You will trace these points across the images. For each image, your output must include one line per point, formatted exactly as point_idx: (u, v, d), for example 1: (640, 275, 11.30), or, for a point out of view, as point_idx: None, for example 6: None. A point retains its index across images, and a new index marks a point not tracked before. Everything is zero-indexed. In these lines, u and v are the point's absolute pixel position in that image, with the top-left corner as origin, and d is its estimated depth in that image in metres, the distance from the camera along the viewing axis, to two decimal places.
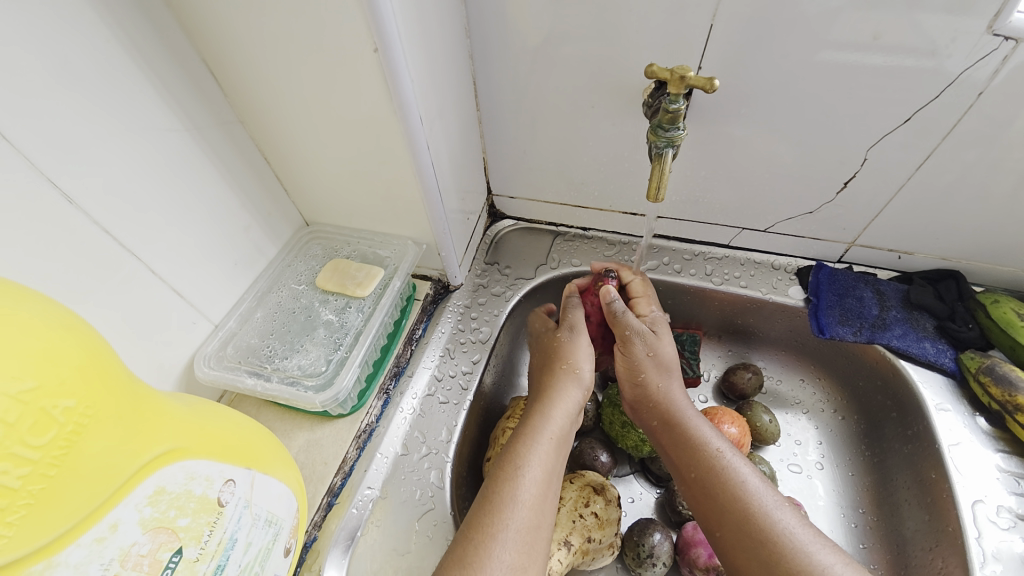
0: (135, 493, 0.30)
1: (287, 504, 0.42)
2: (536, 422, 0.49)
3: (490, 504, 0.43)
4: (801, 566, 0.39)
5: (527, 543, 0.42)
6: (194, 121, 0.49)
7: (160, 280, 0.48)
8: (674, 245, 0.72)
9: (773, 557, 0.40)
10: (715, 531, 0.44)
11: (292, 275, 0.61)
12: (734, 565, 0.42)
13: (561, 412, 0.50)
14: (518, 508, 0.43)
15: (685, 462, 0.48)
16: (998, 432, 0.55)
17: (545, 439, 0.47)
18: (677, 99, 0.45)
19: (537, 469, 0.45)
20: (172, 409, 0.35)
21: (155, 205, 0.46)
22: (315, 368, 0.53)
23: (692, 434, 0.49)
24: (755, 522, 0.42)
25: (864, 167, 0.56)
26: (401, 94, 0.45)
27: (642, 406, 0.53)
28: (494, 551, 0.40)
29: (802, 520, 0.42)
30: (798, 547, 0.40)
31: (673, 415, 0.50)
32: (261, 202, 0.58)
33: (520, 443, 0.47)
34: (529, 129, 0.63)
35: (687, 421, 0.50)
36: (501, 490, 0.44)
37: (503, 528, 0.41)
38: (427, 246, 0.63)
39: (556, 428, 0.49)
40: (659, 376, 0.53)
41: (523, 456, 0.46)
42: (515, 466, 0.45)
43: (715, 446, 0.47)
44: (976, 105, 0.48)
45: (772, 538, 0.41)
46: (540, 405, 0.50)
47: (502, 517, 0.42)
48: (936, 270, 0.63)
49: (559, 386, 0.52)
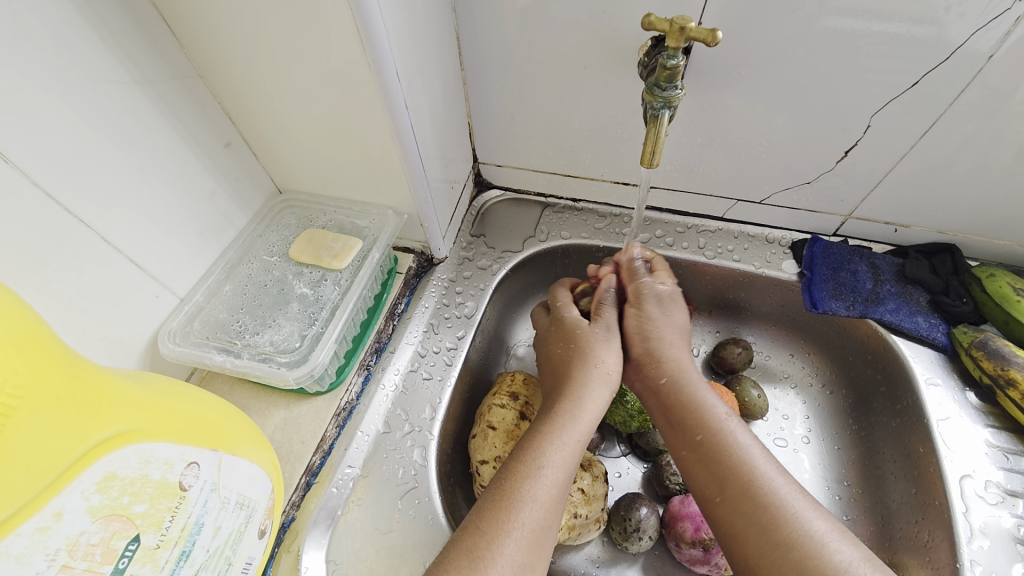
0: (82, 479, 0.28)
1: (260, 486, 0.40)
2: (563, 420, 0.46)
3: (503, 502, 0.41)
4: (798, 532, 0.38)
5: (536, 541, 0.40)
6: (145, 75, 0.44)
7: (117, 251, 0.44)
8: (666, 217, 0.69)
9: (773, 522, 0.39)
10: (712, 497, 0.43)
11: (264, 246, 0.58)
12: (731, 532, 0.41)
13: (589, 409, 0.48)
14: (532, 507, 0.41)
15: (689, 425, 0.46)
16: (987, 407, 0.55)
17: (570, 437, 0.45)
18: (675, 54, 0.42)
19: (557, 469, 0.44)
20: (121, 389, 0.32)
21: (106, 168, 0.42)
22: (289, 345, 0.50)
23: (697, 398, 0.47)
24: (757, 487, 0.41)
25: (867, 135, 0.54)
26: (375, 46, 0.41)
27: (647, 365, 0.51)
28: (505, 549, 0.39)
29: (799, 489, 0.41)
30: (799, 515, 0.39)
31: (679, 379, 0.49)
32: (228, 166, 0.54)
33: (543, 440, 0.45)
34: (516, 92, 0.59)
35: (693, 387, 0.48)
36: (518, 488, 0.42)
37: (516, 527, 0.40)
38: (408, 216, 0.59)
39: (582, 427, 0.47)
40: (665, 343, 0.52)
41: (545, 455, 0.44)
42: (536, 464, 0.43)
43: (719, 411, 0.46)
44: (984, 71, 0.46)
45: (773, 505, 0.40)
46: (567, 401, 0.48)
47: (516, 515, 0.40)
48: (932, 244, 0.62)
49: (589, 382, 0.49)
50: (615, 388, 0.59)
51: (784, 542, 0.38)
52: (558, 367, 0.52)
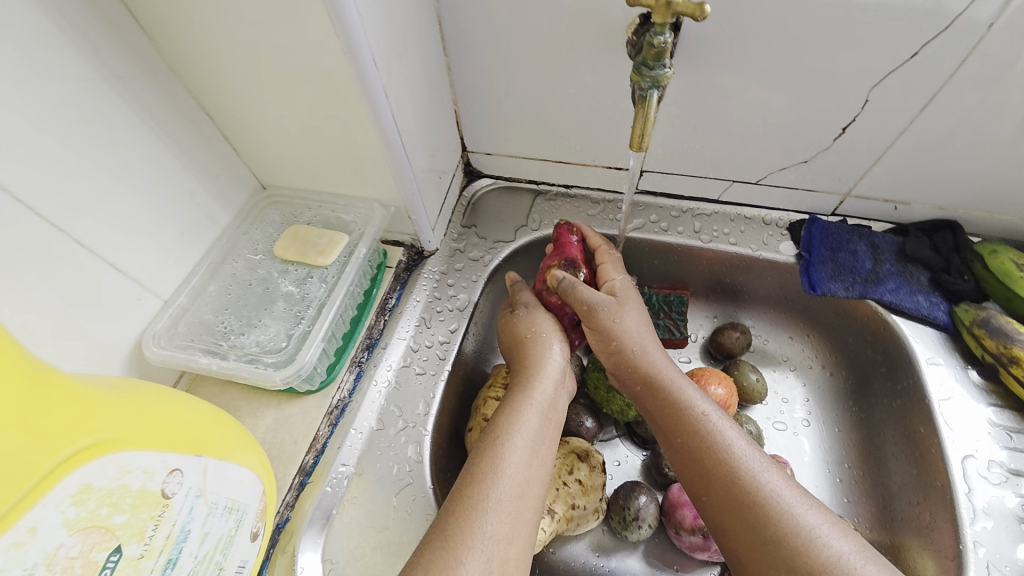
0: (57, 492, 0.27)
1: (250, 489, 0.39)
2: (519, 394, 0.47)
3: (470, 477, 0.41)
4: (789, 527, 0.37)
5: (510, 513, 0.39)
6: (113, 70, 0.42)
7: (94, 254, 0.43)
8: (661, 202, 0.68)
9: (759, 520, 0.38)
10: (700, 495, 0.42)
11: (248, 244, 0.56)
12: (720, 528, 0.41)
13: (545, 380, 0.49)
14: (501, 476, 0.41)
15: (668, 428, 0.45)
16: (990, 384, 0.54)
17: (531, 410, 0.46)
18: (663, 31, 0.40)
19: (521, 438, 0.43)
20: (98, 398, 0.31)
21: (76, 169, 0.41)
22: (276, 344, 0.49)
23: (674, 398, 0.46)
24: (742, 485, 0.40)
25: (865, 110, 0.52)
26: (349, 30, 0.40)
27: (624, 368, 0.50)
28: (477, 522, 0.38)
29: (787, 481, 0.40)
30: (786, 510, 0.38)
31: (656, 379, 0.48)
32: (207, 163, 0.52)
33: (505, 417, 0.45)
34: (502, 77, 0.57)
35: (670, 385, 0.47)
36: (483, 461, 0.42)
37: (485, 499, 0.39)
38: (395, 209, 0.58)
39: (542, 400, 0.47)
40: (637, 344, 0.50)
41: (506, 425, 0.44)
42: (497, 435, 0.43)
43: (699, 409, 0.45)
44: (985, 41, 0.44)
45: (758, 502, 0.39)
46: (519, 381, 0.49)
47: (483, 486, 0.40)
48: (932, 221, 0.61)
49: (539, 358, 0.50)
50: (611, 377, 0.59)
51: (772, 538, 0.37)
52: (512, 353, 0.53)
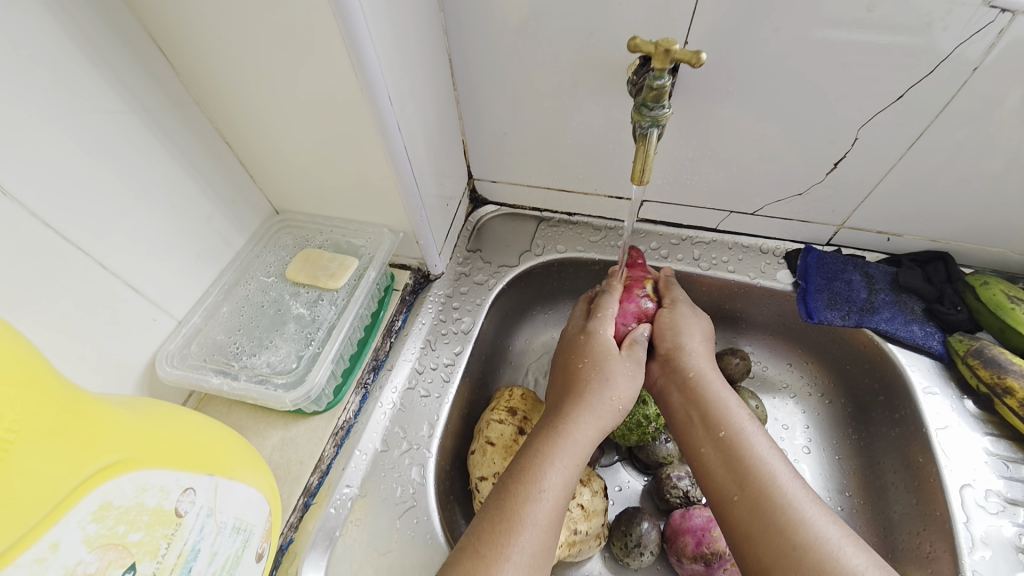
0: (78, 509, 0.28)
1: (257, 509, 0.40)
2: (562, 441, 0.45)
3: (502, 522, 0.41)
4: (816, 539, 0.38)
5: (536, 564, 0.40)
6: (143, 103, 0.45)
7: (115, 276, 0.45)
8: (661, 230, 0.70)
9: (790, 526, 0.39)
10: (731, 495, 0.42)
11: (261, 267, 0.58)
12: (745, 531, 0.41)
13: (592, 426, 0.47)
14: (531, 532, 0.41)
15: (710, 423, 0.46)
16: (986, 415, 0.55)
17: (568, 458, 0.45)
18: (661, 75, 0.42)
19: (556, 490, 0.43)
20: (117, 417, 0.33)
21: (104, 196, 0.43)
22: (285, 365, 0.51)
23: (719, 399, 0.48)
24: (776, 489, 0.41)
25: (854, 147, 0.54)
26: (366, 68, 0.42)
27: (676, 357, 0.52)
28: (504, 572, 0.39)
29: (814, 496, 0.41)
30: (814, 518, 0.39)
31: (704, 376, 0.50)
32: (225, 189, 0.55)
33: (544, 459, 0.44)
34: (509, 110, 0.60)
35: (716, 386, 0.49)
36: (517, 510, 0.42)
37: (515, 551, 0.40)
38: (404, 234, 0.60)
39: (581, 448, 0.46)
40: (694, 340, 0.53)
41: (544, 476, 0.43)
42: (535, 485, 0.43)
43: (742, 413, 0.47)
44: (970, 82, 0.46)
45: (791, 506, 0.40)
46: (570, 417, 0.47)
47: (514, 538, 0.40)
48: (925, 252, 0.62)
49: (590, 400, 0.47)
50: None
51: (802, 544, 0.38)
52: (564, 383, 0.51)
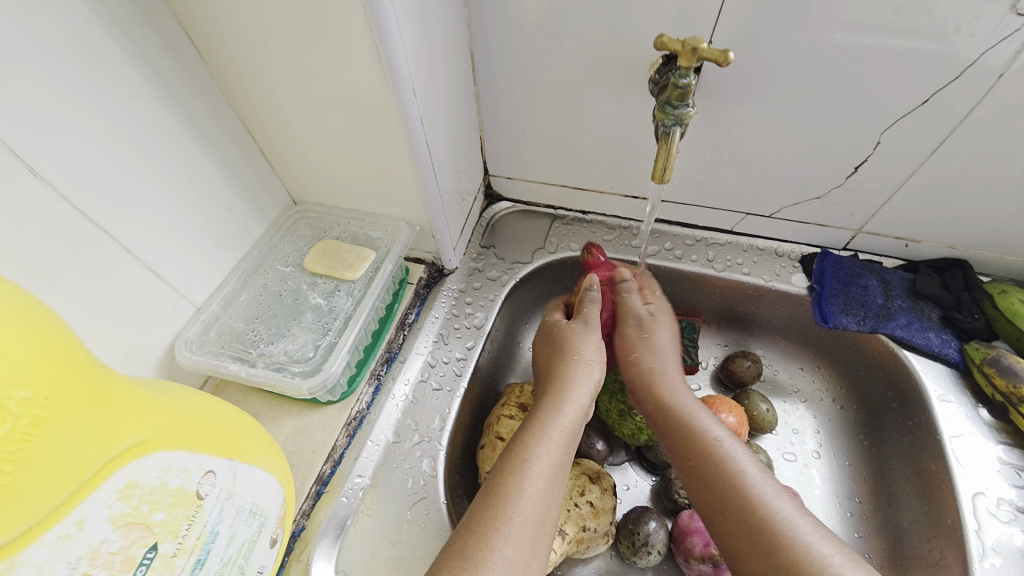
0: (103, 488, 0.28)
1: (273, 494, 0.40)
2: (546, 415, 0.47)
3: (494, 496, 0.41)
4: (803, 542, 0.38)
5: (531, 538, 0.40)
6: (169, 90, 0.45)
7: (137, 261, 0.45)
8: (675, 230, 0.70)
9: (773, 546, 0.38)
10: (715, 517, 0.43)
11: (279, 256, 0.58)
12: (734, 552, 0.41)
13: (572, 404, 0.49)
14: (523, 502, 0.41)
15: (681, 450, 0.47)
16: (1000, 423, 0.55)
17: (555, 433, 0.46)
18: (687, 73, 0.42)
19: (545, 463, 0.44)
20: (145, 398, 0.33)
21: (129, 181, 0.43)
22: (302, 354, 0.51)
23: (687, 423, 0.48)
24: (757, 509, 0.40)
25: (877, 152, 0.54)
26: (392, 61, 0.42)
27: (641, 388, 0.54)
28: (496, 545, 0.38)
29: (802, 513, 0.40)
30: (801, 537, 0.38)
31: (668, 404, 0.51)
32: (246, 178, 0.55)
33: (529, 435, 0.46)
34: (528, 106, 0.60)
35: (685, 410, 0.49)
36: (507, 481, 0.42)
37: (506, 521, 0.40)
38: (421, 228, 0.60)
39: (568, 424, 0.47)
40: (659, 367, 0.54)
41: (530, 448, 0.44)
42: (522, 458, 0.44)
43: (716, 430, 0.47)
44: (995, 89, 0.46)
45: (773, 526, 0.39)
46: (551, 398, 0.49)
47: (506, 508, 0.40)
48: (943, 259, 0.62)
49: (570, 376, 0.51)
50: (625, 400, 0.59)
51: (789, 567, 0.37)
52: (545, 376, 0.54)
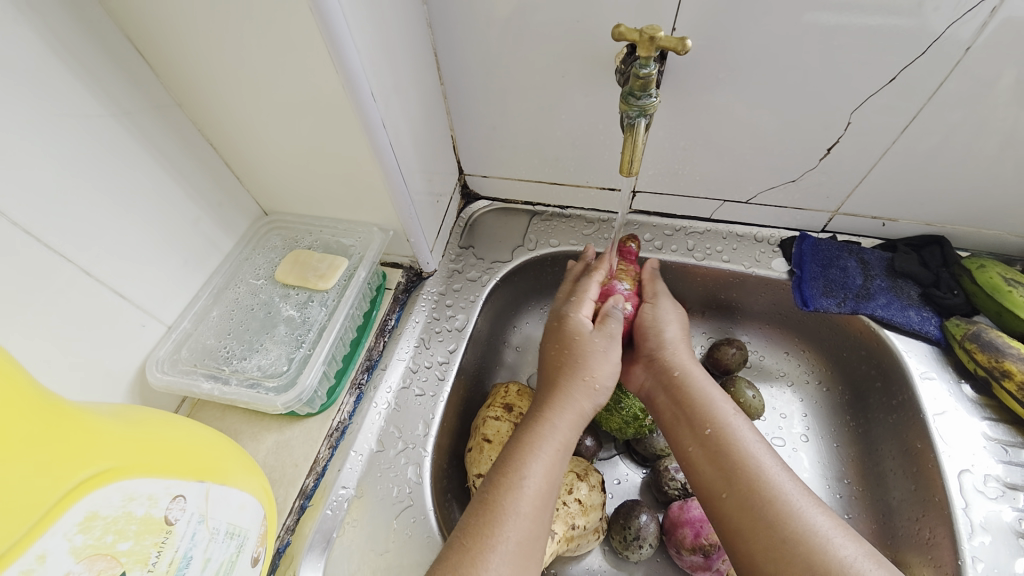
0: (64, 521, 0.27)
1: (250, 513, 0.40)
2: (542, 430, 0.46)
3: (492, 507, 0.41)
4: (805, 528, 0.38)
5: (523, 553, 0.40)
6: (122, 106, 0.44)
7: (100, 283, 0.44)
8: (654, 221, 0.69)
9: (781, 517, 0.39)
10: (720, 493, 0.43)
11: (250, 269, 0.57)
12: (733, 527, 0.41)
13: (568, 418, 0.48)
14: (517, 520, 0.41)
15: (696, 421, 0.47)
16: (983, 399, 0.55)
17: (549, 447, 0.45)
18: (647, 63, 0.41)
19: (540, 480, 0.43)
20: (103, 427, 0.33)
21: (86, 201, 0.42)
22: (277, 368, 0.50)
23: (704, 395, 0.48)
24: (764, 484, 0.41)
25: (848, 132, 0.54)
26: (348, 66, 0.41)
27: (658, 357, 0.53)
28: (491, 562, 0.38)
29: (803, 487, 0.42)
30: (803, 510, 0.39)
31: (688, 373, 0.50)
32: (212, 191, 0.54)
33: (524, 450, 0.45)
34: (498, 104, 0.60)
35: (700, 382, 0.50)
36: (502, 498, 0.42)
37: (501, 540, 0.40)
38: (394, 232, 0.59)
39: (563, 438, 0.47)
40: (675, 340, 0.54)
41: (526, 465, 0.44)
42: (517, 475, 0.43)
43: (727, 407, 0.47)
44: (964, 61, 0.46)
45: (778, 499, 0.40)
46: (547, 410, 0.48)
47: (500, 528, 0.40)
48: (921, 236, 0.62)
49: (569, 390, 0.49)
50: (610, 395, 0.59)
51: (791, 537, 0.38)
52: (543, 383, 0.52)
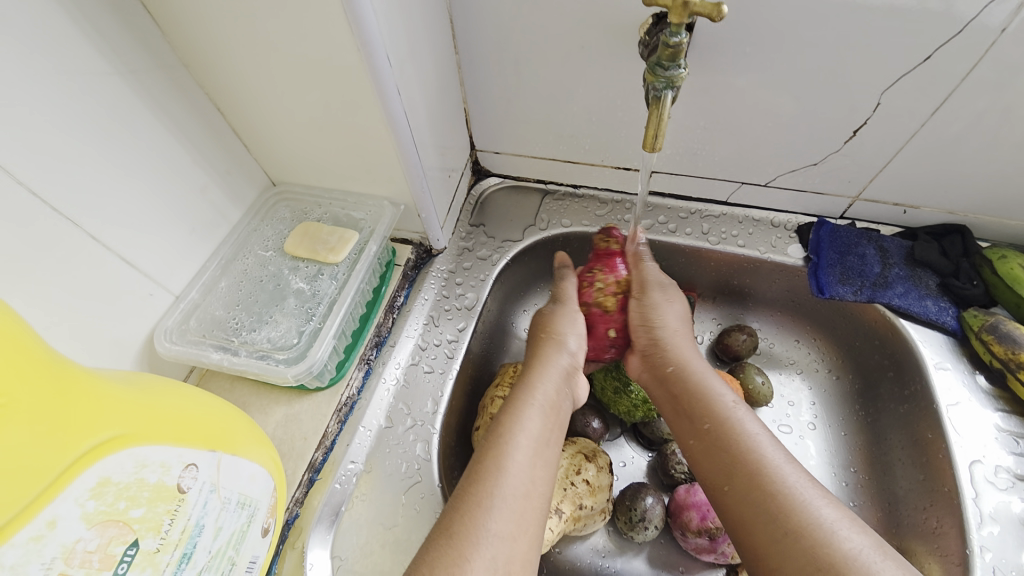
0: (74, 486, 0.27)
1: (261, 484, 0.39)
2: (525, 393, 0.47)
3: (479, 471, 0.41)
4: (809, 519, 0.37)
5: (517, 512, 0.39)
6: (127, 65, 0.42)
7: (108, 249, 0.43)
8: (669, 203, 0.68)
9: (783, 509, 0.38)
10: (722, 485, 0.42)
11: (259, 241, 0.56)
12: (738, 518, 0.41)
13: (548, 380, 0.49)
14: (508, 476, 0.40)
15: (695, 415, 0.47)
16: (997, 390, 0.55)
17: (533, 409, 0.46)
18: (678, 31, 0.40)
19: (528, 438, 0.43)
20: (114, 392, 0.32)
21: (91, 164, 0.41)
22: (286, 341, 0.50)
23: (703, 388, 0.48)
24: (766, 474, 0.40)
25: (876, 114, 0.52)
26: (363, 27, 0.40)
27: (654, 352, 0.53)
28: (483, 520, 0.38)
29: (809, 478, 0.41)
30: (809, 502, 0.38)
31: (685, 367, 0.50)
32: (219, 160, 0.53)
33: (511, 413, 0.45)
34: (513, 76, 0.58)
35: (700, 375, 0.49)
36: (491, 458, 0.41)
37: (491, 497, 0.39)
38: (406, 206, 0.58)
39: (548, 401, 0.47)
40: (672, 333, 0.53)
41: (512, 425, 0.44)
42: (504, 435, 0.43)
43: (727, 400, 0.46)
44: (996, 45, 0.44)
45: (782, 492, 0.39)
46: (529, 377, 0.49)
47: (490, 484, 0.40)
48: (941, 225, 0.61)
49: (546, 351, 0.51)
50: (620, 377, 0.59)
51: (795, 530, 0.37)
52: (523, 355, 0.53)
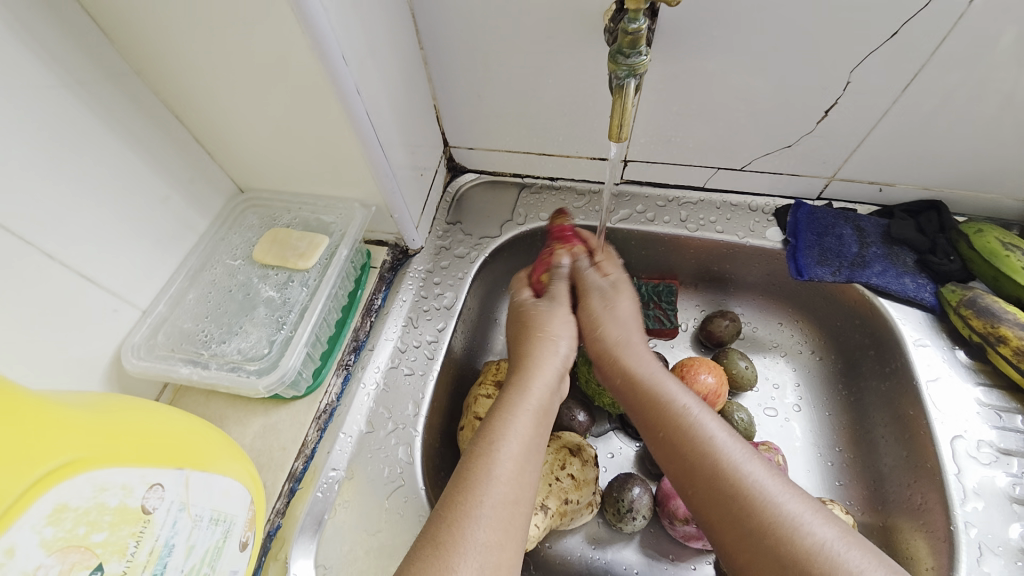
0: (32, 513, 0.26)
1: (236, 499, 0.39)
2: (515, 396, 0.46)
3: (463, 480, 0.39)
4: (771, 517, 0.36)
5: (502, 518, 0.38)
6: (75, 75, 0.41)
7: (67, 266, 0.42)
8: (646, 192, 0.67)
9: (744, 508, 0.37)
10: (687, 489, 0.41)
11: (227, 250, 0.55)
12: (707, 522, 0.40)
13: (541, 380, 0.48)
14: (494, 483, 0.39)
15: (651, 423, 0.45)
16: (977, 364, 0.55)
17: (522, 412, 0.45)
18: (636, 17, 0.39)
19: (515, 443, 0.42)
20: (69, 415, 0.31)
21: (43, 180, 0.40)
22: (258, 351, 0.49)
23: (655, 391, 0.46)
24: (723, 477, 0.39)
25: (846, 93, 0.51)
26: (315, 25, 0.38)
27: (606, 362, 0.51)
28: (468, 529, 0.36)
29: (770, 470, 0.39)
30: (769, 499, 0.37)
31: (632, 375, 0.49)
32: (182, 169, 0.51)
33: (497, 419, 0.44)
34: (480, 69, 0.56)
35: (650, 377, 0.47)
36: (474, 465, 0.40)
37: (476, 506, 0.38)
38: (376, 208, 0.57)
39: (536, 402, 0.46)
40: (625, 335, 0.52)
41: (499, 431, 0.43)
42: (491, 440, 0.42)
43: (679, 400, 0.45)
44: (966, 16, 0.43)
45: (741, 490, 0.38)
46: (518, 380, 0.48)
47: (476, 491, 0.38)
48: (918, 201, 0.60)
49: (535, 351, 0.50)
50: None
51: (756, 530, 0.36)
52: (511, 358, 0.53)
